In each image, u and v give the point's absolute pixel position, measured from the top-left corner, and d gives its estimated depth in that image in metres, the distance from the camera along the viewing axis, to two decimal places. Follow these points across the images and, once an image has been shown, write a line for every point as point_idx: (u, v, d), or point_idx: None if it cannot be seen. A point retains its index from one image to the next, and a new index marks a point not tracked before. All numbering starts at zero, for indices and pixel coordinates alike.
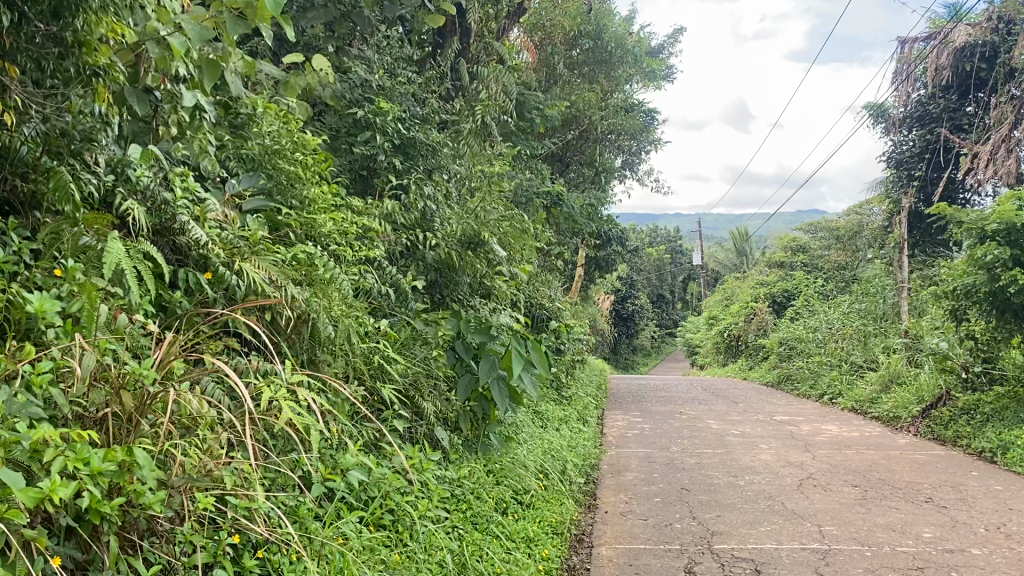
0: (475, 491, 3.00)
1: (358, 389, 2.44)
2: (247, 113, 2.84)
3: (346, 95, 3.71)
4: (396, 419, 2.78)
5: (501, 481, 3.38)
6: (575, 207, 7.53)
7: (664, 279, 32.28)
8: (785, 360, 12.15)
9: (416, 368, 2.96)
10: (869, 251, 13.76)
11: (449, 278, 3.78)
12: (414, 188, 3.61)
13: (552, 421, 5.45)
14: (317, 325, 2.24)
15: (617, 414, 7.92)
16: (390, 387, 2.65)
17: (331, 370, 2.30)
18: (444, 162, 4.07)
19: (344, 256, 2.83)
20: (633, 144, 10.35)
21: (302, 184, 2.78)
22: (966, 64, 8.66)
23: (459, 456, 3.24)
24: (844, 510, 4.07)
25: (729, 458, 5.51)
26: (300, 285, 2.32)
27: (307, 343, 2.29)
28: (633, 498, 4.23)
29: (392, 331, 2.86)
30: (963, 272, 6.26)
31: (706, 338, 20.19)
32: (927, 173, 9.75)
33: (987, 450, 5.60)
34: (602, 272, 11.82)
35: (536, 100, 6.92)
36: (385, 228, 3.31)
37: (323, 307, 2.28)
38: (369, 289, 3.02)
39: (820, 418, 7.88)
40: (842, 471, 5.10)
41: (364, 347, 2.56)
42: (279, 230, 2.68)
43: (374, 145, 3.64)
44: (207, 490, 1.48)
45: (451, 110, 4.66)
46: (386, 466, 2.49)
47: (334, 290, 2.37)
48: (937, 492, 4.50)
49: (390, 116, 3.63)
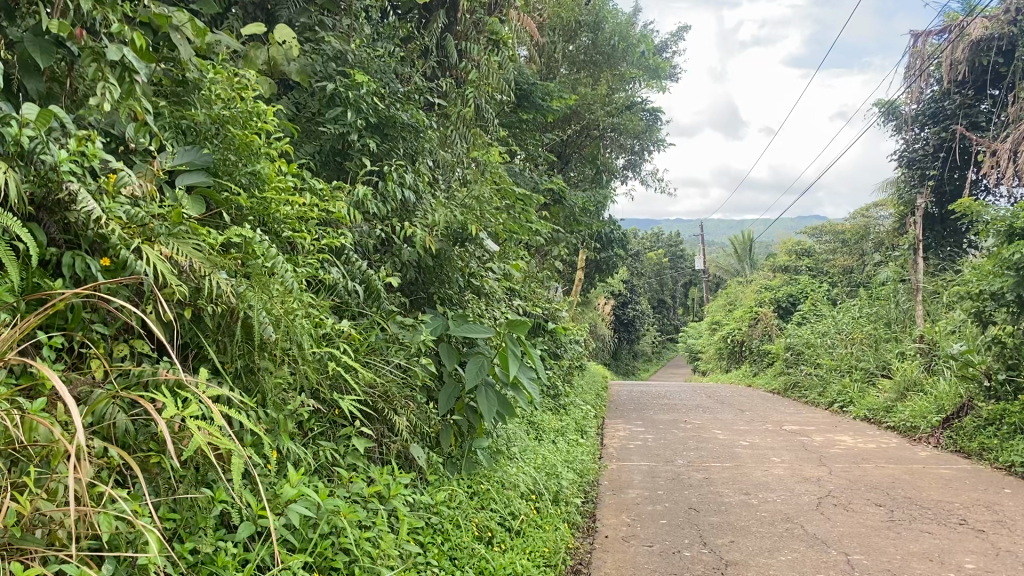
0: (453, 520, 2.59)
1: (307, 402, 2.02)
2: (197, 78, 2.44)
3: (316, 68, 3.27)
4: (360, 436, 2.36)
5: (488, 505, 2.94)
6: (574, 205, 7.14)
7: (664, 284, 31.90)
8: (792, 366, 11.72)
9: (387, 377, 2.53)
10: (877, 254, 13.38)
11: (431, 275, 3.35)
12: (391, 172, 3.17)
13: (547, 433, 5.03)
14: (254, 326, 1.83)
15: (618, 423, 7.51)
16: (350, 399, 2.24)
17: (271, 380, 1.90)
18: (429, 147, 3.64)
19: (301, 246, 2.43)
20: (636, 143, 9.98)
21: (251, 160, 2.35)
22: (982, 58, 8.26)
23: (438, 478, 2.83)
24: (871, 534, 3.66)
25: (739, 472, 5.09)
26: (233, 276, 1.91)
27: (243, 347, 1.88)
28: (637, 520, 3.81)
29: (356, 333, 2.44)
30: (989, 272, 5.86)
31: (708, 345, 19.76)
32: (942, 173, 9.35)
33: (1018, 464, 5.18)
34: (602, 275, 11.42)
35: (533, 90, 6.53)
36: (355, 217, 2.89)
37: (261, 302, 1.88)
38: (333, 283, 2.60)
39: (832, 428, 7.46)
40: (863, 488, 4.69)
41: (317, 352, 2.15)
42: (214, 210, 2.21)
43: (346, 123, 3.16)
44: (45, 551, 1.15)
45: (438, 91, 4.26)
46: (345, 495, 2.07)
47: (274, 283, 1.96)
48: (971, 513, 4.08)
49: (367, 91, 3.18)
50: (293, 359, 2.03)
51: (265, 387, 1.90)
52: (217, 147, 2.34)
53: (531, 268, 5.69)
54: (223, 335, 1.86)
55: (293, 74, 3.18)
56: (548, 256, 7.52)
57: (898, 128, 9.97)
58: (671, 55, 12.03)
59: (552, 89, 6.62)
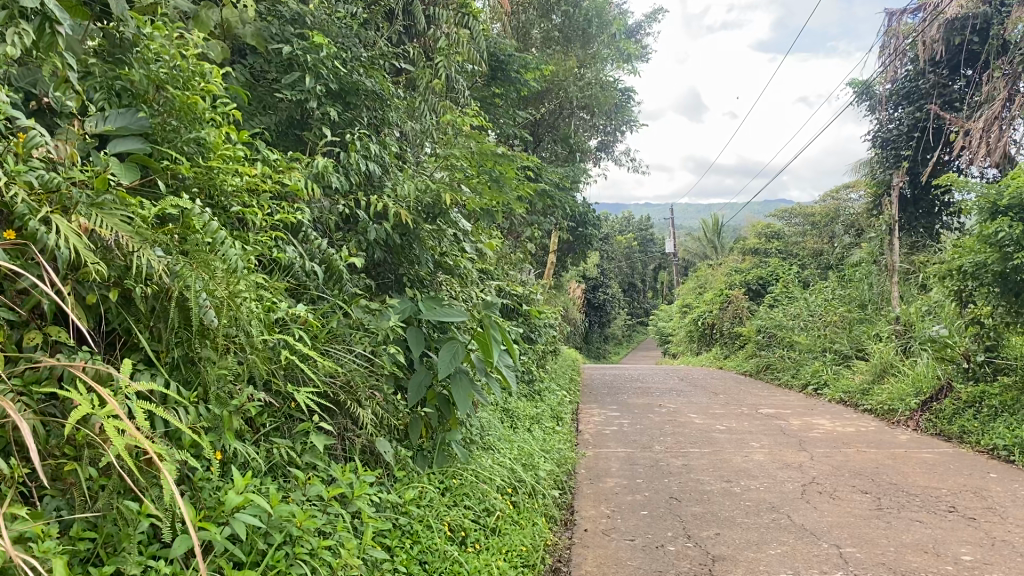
0: (424, 520, 2.37)
1: (256, 395, 1.81)
2: (134, 36, 2.18)
3: (272, 31, 3.01)
4: (320, 432, 2.13)
5: (461, 501, 2.72)
6: (547, 186, 6.92)
7: (633, 267, 31.82)
8: (764, 349, 11.62)
9: (350, 366, 2.31)
10: (849, 236, 13.31)
11: (401, 256, 3.12)
12: (354, 141, 2.89)
13: (521, 421, 4.83)
14: (192, 309, 1.61)
15: (592, 408, 7.34)
16: (307, 392, 2.01)
17: (213, 371, 1.68)
18: (395, 117, 3.39)
19: (252, 223, 2.23)
20: (609, 124, 9.78)
21: (195, 126, 2.13)
22: (957, 37, 8.19)
23: (406, 474, 2.61)
24: (861, 525, 3.50)
25: (719, 459, 4.93)
26: (169, 253, 1.69)
27: (181, 334, 1.67)
28: (616, 511, 3.63)
29: (314, 318, 2.22)
30: (966, 251, 5.72)
31: (679, 328, 19.69)
32: (916, 153, 9.24)
33: (1001, 447, 5.07)
34: (575, 258, 11.22)
35: (505, 63, 6.27)
36: (315, 192, 2.65)
37: (202, 282, 1.66)
38: (290, 263, 2.38)
39: (808, 411, 7.34)
40: (847, 474, 4.54)
41: (269, 340, 1.94)
42: (150, 179, 1.98)
43: (304, 89, 2.91)
44: None
45: (405, 59, 4.00)
46: (301, 499, 1.84)
47: (217, 261, 1.74)
48: (961, 500, 3.95)
49: (327, 54, 2.93)
50: (240, 348, 1.81)
51: (205, 378, 1.68)
52: (156, 111, 2.11)
53: (503, 248, 5.46)
54: (157, 320, 1.64)
55: (247, 38, 2.91)
56: (521, 238, 7.31)
57: (873, 108, 9.85)
58: (644, 34, 11.82)
59: (527, 62, 6.38)
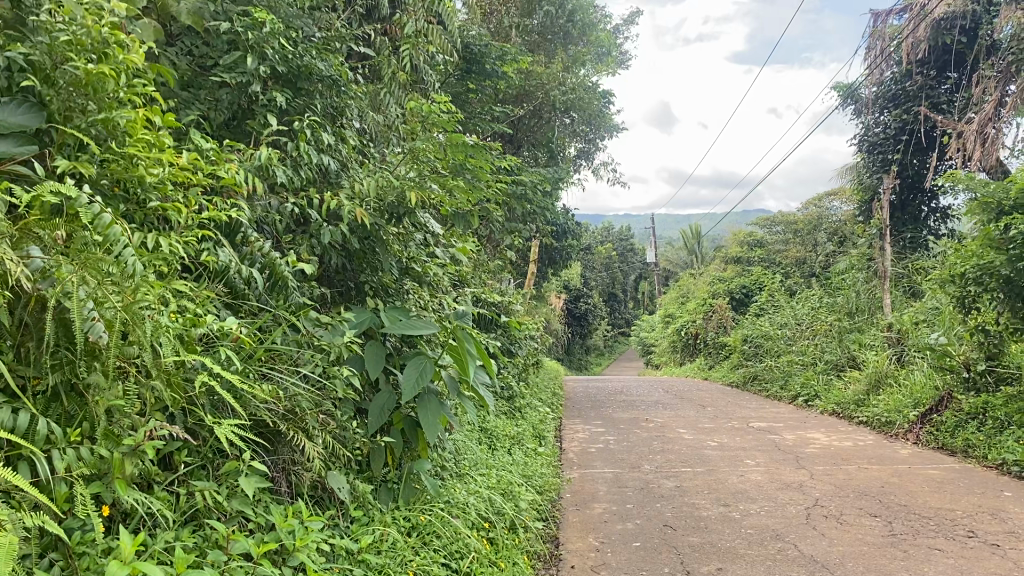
0: (382, 568, 2.00)
1: (161, 429, 1.46)
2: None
3: (213, 9, 2.66)
4: (252, 472, 1.77)
5: (430, 543, 2.34)
6: (527, 191, 6.59)
7: (615, 277, 31.51)
8: (752, 359, 11.32)
9: (293, 389, 1.95)
10: (835, 243, 13.04)
11: (360, 260, 2.76)
12: (302, 131, 2.54)
13: (500, 443, 4.47)
14: (73, 322, 1.27)
15: (576, 423, 6.99)
16: (233, 423, 1.65)
17: (103, 403, 1.33)
18: (353, 106, 3.03)
19: (173, 220, 1.90)
20: (589, 129, 9.47)
21: (99, 105, 1.80)
22: (945, 37, 7.92)
23: (364, 513, 2.24)
24: (875, 554, 3.17)
25: (713, 479, 4.60)
26: (44, 252, 1.35)
27: (58, 356, 1.32)
28: (606, 543, 3.28)
29: (246, 334, 1.88)
30: (968, 255, 5.41)
31: (662, 338, 19.39)
32: (905, 157, 9.00)
33: (1011, 463, 4.76)
34: (555, 267, 10.90)
35: (480, 56, 5.93)
36: (256, 186, 2.30)
37: (85, 290, 1.31)
38: (222, 268, 2.03)
39: (801, 424, 7.01)
40: (852, 495, 4.20)
41: (183, 363, 1.59)
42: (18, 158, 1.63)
43: (246, 72, 2.57)
44: None
45: (367, 48, 3.65)
46: (222, 562, 1.46)
47: (108, 264, 1.39)
48: (979, 524, 3.63)
49: (272, 31, 2.58)
50: (141, 373, 1.46)
51: (92, 411, 1.33)
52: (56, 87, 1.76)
53: (480, 256, 5.11)
54: (29, 337, 1.30)
55: (183, 17, 2.55)
56: (500, 246, 6.96)
57: (859, 112, 9.62)
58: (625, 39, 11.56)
59: (506, 55, 6.04)
